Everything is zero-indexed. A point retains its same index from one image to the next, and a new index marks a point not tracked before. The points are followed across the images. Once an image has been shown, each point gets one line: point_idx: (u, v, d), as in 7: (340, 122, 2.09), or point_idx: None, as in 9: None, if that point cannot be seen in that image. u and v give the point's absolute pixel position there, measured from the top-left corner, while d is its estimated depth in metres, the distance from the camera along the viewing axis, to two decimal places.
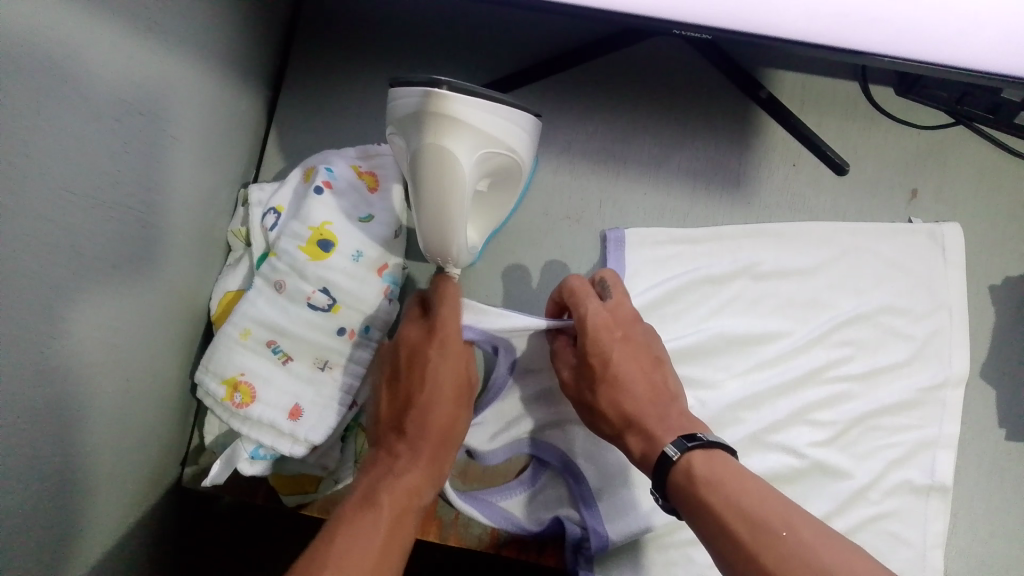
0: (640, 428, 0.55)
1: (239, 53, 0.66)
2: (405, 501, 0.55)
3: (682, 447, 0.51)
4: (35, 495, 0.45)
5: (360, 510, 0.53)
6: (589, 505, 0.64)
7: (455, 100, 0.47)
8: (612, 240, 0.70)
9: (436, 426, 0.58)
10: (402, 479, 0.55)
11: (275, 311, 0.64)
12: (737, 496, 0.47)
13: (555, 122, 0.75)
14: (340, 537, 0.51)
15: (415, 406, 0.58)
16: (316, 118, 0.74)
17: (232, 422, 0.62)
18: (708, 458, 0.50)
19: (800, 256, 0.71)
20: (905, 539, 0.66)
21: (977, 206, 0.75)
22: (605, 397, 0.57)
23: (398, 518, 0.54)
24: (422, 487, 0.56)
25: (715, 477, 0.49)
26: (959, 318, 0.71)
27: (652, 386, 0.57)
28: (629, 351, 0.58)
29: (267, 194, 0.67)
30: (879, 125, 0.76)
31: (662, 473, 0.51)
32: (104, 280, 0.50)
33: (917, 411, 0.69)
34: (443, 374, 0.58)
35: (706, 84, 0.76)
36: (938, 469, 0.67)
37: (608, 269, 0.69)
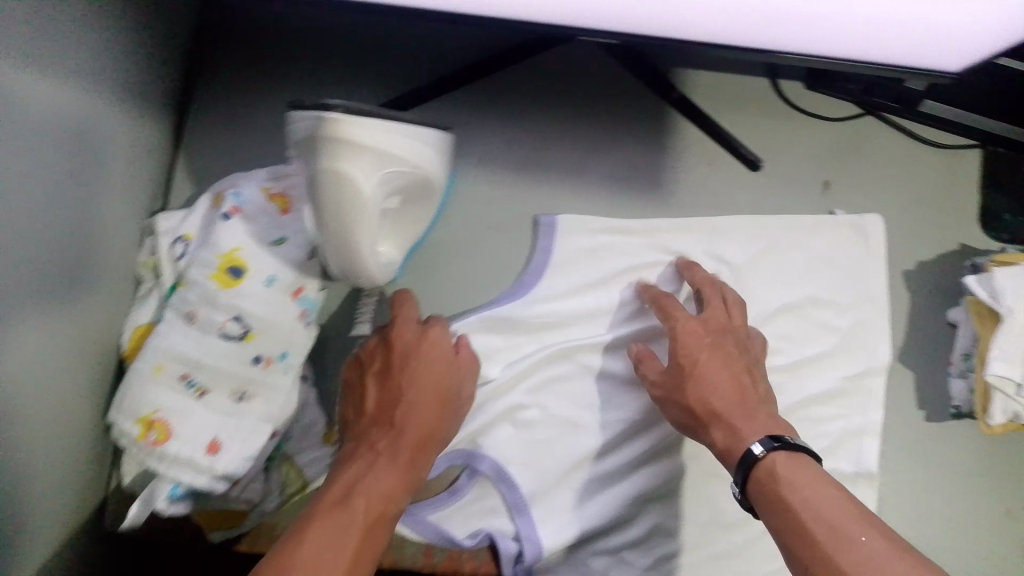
0: (726, 423, 0.57)
1: (139, 78, 0.63)
2: (383, 505, 0.53)
3: (770, 446, 0.54)
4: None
5: (336, 506, 0.51)
6: (524, 514, 0.64)
7: (348, 123, 0.46)
8: (542, 243, 0.70)
9: (418, 426, 0.58)
10: (379, 477, 0.54)
11: (189, 343, 0.61)
12: (814, 499, 0.49)
13: (471, 132, 0.73)
14: (315, 535, 0.49)
15: (392, 411, 0.58)
16: (223, 141, 0.72)
17: (147, 461, 0.59)
18: (788, 463, 0.53)
19: (723, 252, 0.71)
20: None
21: (890, 193, 0.76)
22: (693, 392, 0.60)
23: (370, 522, 0.51)
24: (397, 490, 0.55)
25: (795, 479, 0.51)
26: (880, 307, 0.72)
27: (738, 385, 0.60)
28: (717, 354, 0.61)
29: (175, 222, 0.65)
30: (793, 119, 0.76)
31: (746, 469, 0.54)
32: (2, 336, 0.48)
33: (841, 401, 0.70)
34: (429, 375, 0.60)
35: (617, 85, 0.75)
36: (864, 458, 0.69)
37: (539, 267, 0.70)
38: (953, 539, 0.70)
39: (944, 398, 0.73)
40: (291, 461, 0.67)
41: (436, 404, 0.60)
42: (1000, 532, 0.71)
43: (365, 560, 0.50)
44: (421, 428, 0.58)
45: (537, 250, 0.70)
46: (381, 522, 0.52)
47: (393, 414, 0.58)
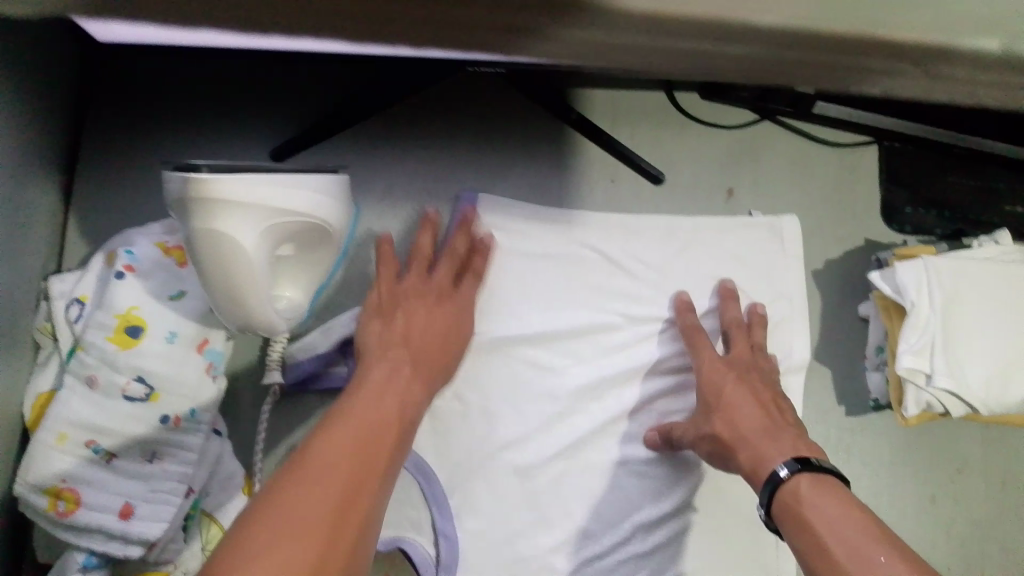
0: (749, 445, 0.57)
1: (24, 142, 0.61)
2: (396, 407, 0.53)
3: (794, 468, 0.53)
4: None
5: (337, 418, 0.50)
6: (443, 512, 0.63)
7: (217, 180, 0.45)
8: (460, 231, 0.69)
9: (434, 357, 0.59)
10: (395, 389, 0.55)
11: (91, 409, 0.59)
12: (832, 519, 0.48)
13: (375, 165, 0.73)
14: (334, 440, 0.48)
15: (426, 317, 0.61)
16: (119, 193, 0.70)
17: (56, 531, 0.58)
18: (809, 485, 0.52)
19: (636, 264, 0.72)
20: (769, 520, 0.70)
21: (794, 195, 0.77)
22: (721, 420, 0.60)
23: (375, 426, 0.51)
24: (404, 389, 0.55)
25: (816, 498, 0.50)
26: (799, 306, 0.73)
27: (766, 414, 0.59)
28: (742, 387, 0.62)
29: (69, 284, 0.64)
30: (692, 130, 0.77)
31: (771, 494, 0.53)
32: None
33: None
34: (448, 314, 0.62)
35: (517, 108, 0.75)
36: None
37: None
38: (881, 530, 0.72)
39: (861, 392, 0.74)
40: (212, 517, 0.65)
41: (447, 348, 0.61)
42: (924, 516, 0.73)
43: (385, 460, 0.50)
44: (430, 345, 0.60)
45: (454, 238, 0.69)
46: (390, 427, 0.52)
47: (400, 324, 0.59)
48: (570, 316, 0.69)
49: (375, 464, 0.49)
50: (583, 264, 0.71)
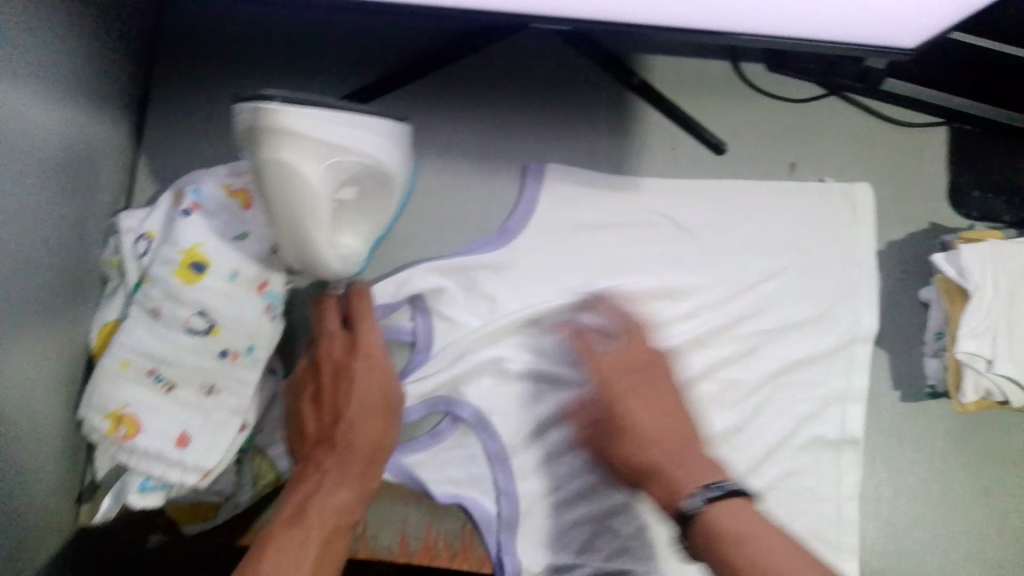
0: (658, 477, 0.55)
1: (99, 79, 0.63)
2: (336, 517, 0.59)
3: (707, 499, 0.51)
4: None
5: (290, 526, 0.57)
6: (502, 463, 0.67)
7: (287, 112, 0.46)
8: (528, 193, 0.72)
9: (366, 441, 0.62)
10: (334, 495, 0.59)
11: (155, 340, 0.62)
12: (761, 558, 0.48)
13: (437, 121, 0.74)
14: (273, 558, 0.55)
15: (361, 433, 0.62)
16: (186, 136, 0.72)
17: (119, 457, 0.61)
18: (739, 512, 0.51)
19: (693, 227, 0.73)
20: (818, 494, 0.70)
21: (858, 173, 0.76)
22: (624, 447, 0.59)
23: (333, 528, 0.58)
24: (351, 505, 0.60)
25: (739, 531, 0.50)
26: (869, 276, 0.73)
27: (666, 429, 0.58)
28: (632, 400, 0.59)
29: (137, 220, 0.65)
30: (754, 101, 0.76)
31: (688, 528, 0.52)
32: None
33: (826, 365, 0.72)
34: (366, 383, 0.63)
35: (575, 73, 0.75)
36: (848, 424, 0.71)
37: (521, 219, 0.72)
38: (932, 515, 0.71)
39: (917, 376, 0.73)
40: (263, 453, 0.67)
41: (375, 413, 0.62)
42: (980, 507, 0.71)
43: (329, 560, 0.57)
44: (365, 445, 0.61)
45: (522, 202, 0.72)
46: (348, 528, 0.59)
47: (336, 433, 0.61)
48: (637, 279, 0.71)
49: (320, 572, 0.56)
50: (648, 231, 0.73)
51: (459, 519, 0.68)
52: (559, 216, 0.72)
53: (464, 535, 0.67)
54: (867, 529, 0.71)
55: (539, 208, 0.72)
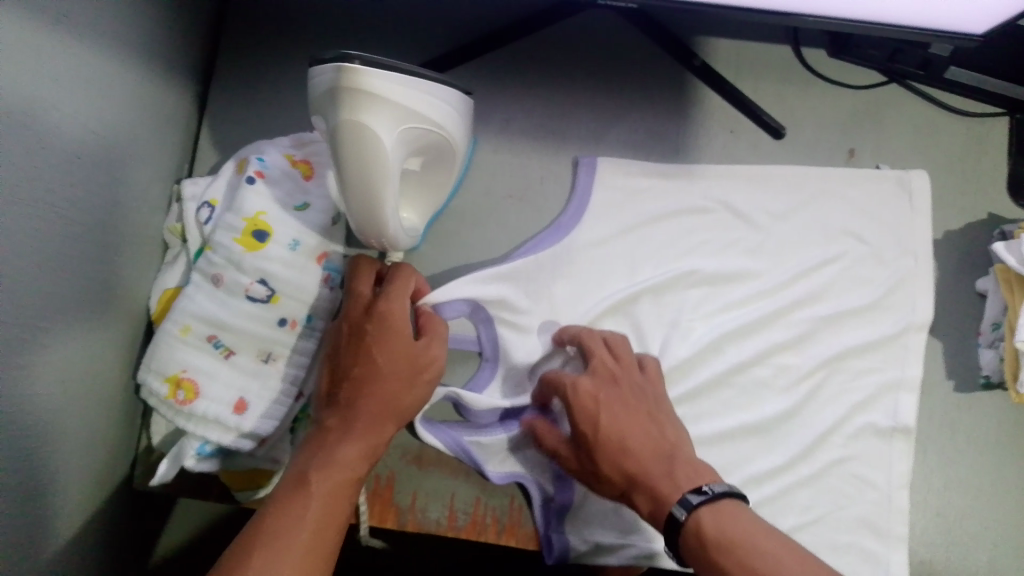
0: (645, 486, 0.55)
1: (168, 45, 0.65)
2: (339, 476, 0.53)
3: (689, 507, 0.52)
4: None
5: (292, 488, 0.52)
6: None
7: (365, 74, 0.46)
8: (583, 180, 0.73)
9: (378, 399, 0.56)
10: (340, 449, 0.54)
11: (215, 305, 0.62)
12: (756, 563, 0.48)
13: (497, 99, 0.75)
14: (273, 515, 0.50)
15: (374, 390, 0.56)
16: (248, 107, 0.73)
17: (176, 420, 0.61)
18: (713, 521, 0.51)
19: (749, 212, 0.73)
20: (871, 482, 0.69)
21: (916, 162, 0.76)
22: (603, 460, 0.57)
23: (334, 489, 0.53)
24: (358, 463, 0.55)
25: (731, 539, 0.50)
26: (923, 264, 0.73)
27: (648, 436, 0.58)
28: (617, 410, 0.59)
29: (201, 187, 0.67)
30: (815, 86, 0.76)
31: (676, 535, 0.52)
32: (36, 289, 0.48)
33: (880, 353, 0.71)
34: (382, 345, 0.57)
35: (638, 54, 0.76)
36: (901, 411, 0.70)
37: (578, 209, 0.72)
38: (984, 509, 0.69)
39: (972, 368, 0.72)
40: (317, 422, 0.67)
41: (395, 374, 0.57)
42: None
43: (331, 522, 0.52)
44: (375, 406, 0.56)
45: (577, 187, 0.73)
46: (352, 487, 0.54)
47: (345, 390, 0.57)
48: (694, 262, 0.71)
49: (319, 534, 0.51)
50: (706, 217, 0.73)
51: (505, 496, 0.68)
52: (617, 204, 0.72)
53: (512, 510, 0.68)
54: (917, 520, 0.69)
55: (594, 197, 0.72)
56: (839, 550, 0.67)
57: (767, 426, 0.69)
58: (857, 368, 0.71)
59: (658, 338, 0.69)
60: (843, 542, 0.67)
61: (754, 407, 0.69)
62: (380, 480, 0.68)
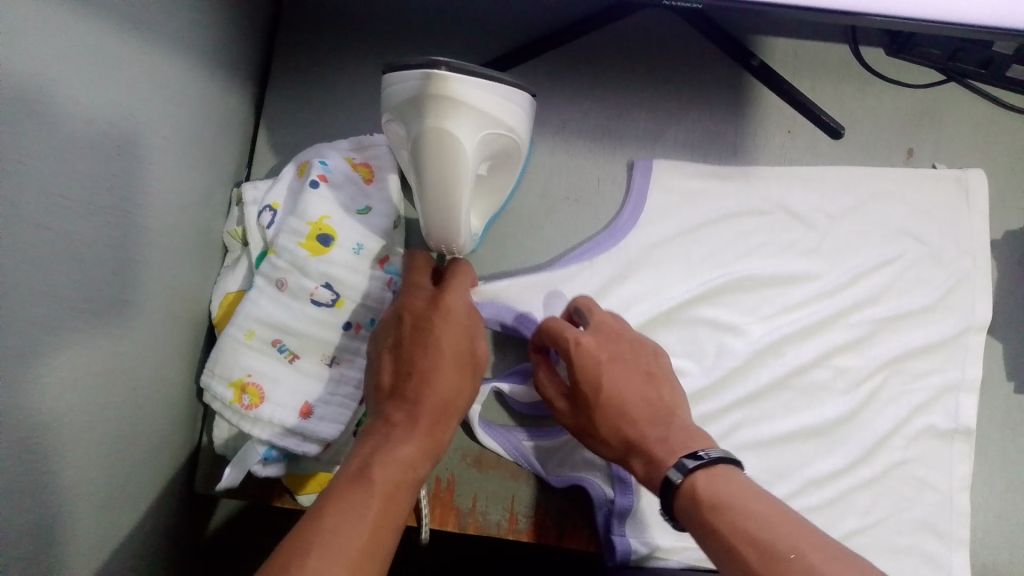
0: (643, 451, 0.54)
1: (227, 51, 0.67)
2: (402, 472, 0.50)
3: (686, 470, 0.50)
4: (38, 506, 0.45)
5: (352, 484, 0.48)
6: None
7: (456, 81, 0.46)
8: (638, 183, 0.73)
9: (440, 394, 0.54)
10: (401, 444, 0.51)
11: (279, 310, 0.62)
12: (744, 522, 0.46)
13: (550, 101, 0.75)
14: (334, 510, 0.46)
15: (434, 389, 0.54)
16: (305, 113, 0.75)
17: (241, 425, 0.61)
18: (706, 482, 0.49)
19: (805, 214, 0.72)
20: (931, 484, 0.68)
21: (975, 161, 0.76)
22: (604, 424, 0.57)
23: (395, 485, 0.49)
24: (418, 461, 0.51)
25: (720, 500, 0.48)
26: (983, 264, 0.72)
27: (646, 398, 0.57)
28: (618, 369, 0.58)
29: (261, 191, 0.66)
30: (873, 86, 0.77)
31: (670, 496, 0.51)
32: (94, 287, 0.49)
33: (939, 354, 0.71)
34: (446, 342, 0.55)
35: (697, 55, 0.77)
36: (961, 412, 0.69)
37: (632, 215, 0.71)
38: None
39: None
40: None
41: (458, 370, 0.55)
42: None
43: (385, 530, 0.47)
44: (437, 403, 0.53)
45: (633, 191, 0.72)
46: (410, 486, 0.50)
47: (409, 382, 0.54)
48: (755, 265, 0.71)
49: (374, 543, 0.46)
50: (763, 219, 0.72)
51: (564, 499, 0.68)
52: (674, 205, 0.72)
53: (571, 513, 0.68)
54: (978, 524, 0.69)
55: (650, 198, 0.72)
56: (902, 554, 0.65)
57: (827, 429, 0.68)
58: (918, 370, 0.70)
59: (720, 343, 0.68)
60: (904, 545, 0.66)
61: (815, 408, 0.68)
62: (441, 484, 0.68)
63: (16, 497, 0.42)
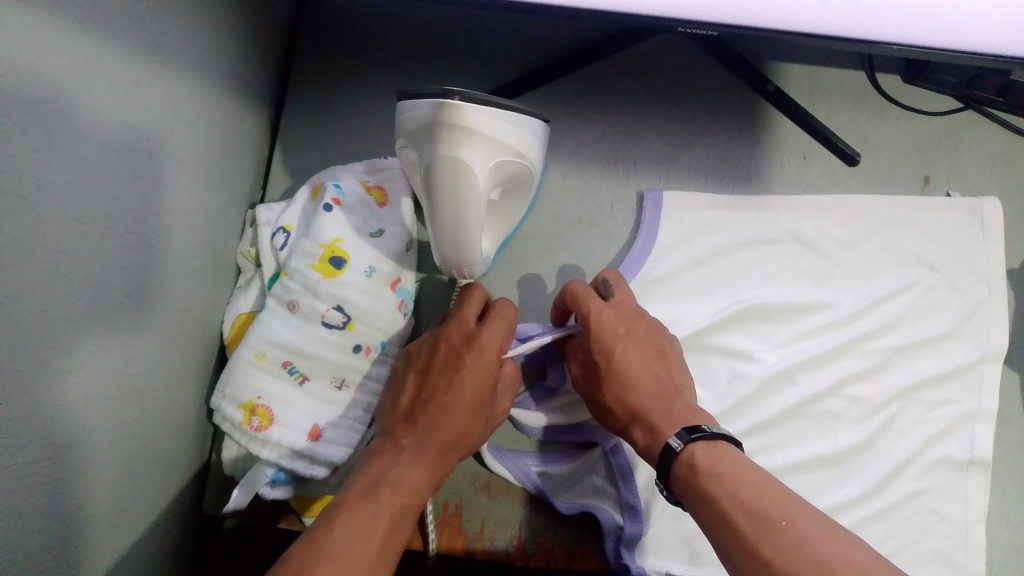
0: (645, 421, 0.55)
1: (244, 73, 0.67)
2: (407, 499, 0.51)
3: (686, 438, 0.51)
4: (50, 527, 0.45)
5: (361, 501, 0.49)
6: (627, 480, 0.66)
7: (467, 110, 0.46)
8: (648, 214, 0.72)
9: (454, 427, 0.55)
10: (410, 471, 0.52)
11: (290, 331, 0.62)
12: (738, 487, 0.47)
13: (563, 125, 0.76)
14: (339, 525, 0.47)
15: (449, 421, 0.55)
16: (320, 133, 0.75)
17: (250, 447, 0.60)
18: (703, 453, 0.50)
19: (820, 240, 0.72)
20: (947, 515, 0.66)
21: (992, 189, 0.76)
22: (610, 392, 0.58)
23: (401, 509, 0.50)
24: (423, 488, 0.52)
25: (716, 469, 0.49)
26: (998, 292, 0.71)
27: (656, 377, 0.58)
28: (633, 345, 0.59)
29: (275, 213, 0.67)
30: (889, 112, 0.77)
31: (668, 465, 0.51)
32: (109, 308, 0.50)
33: (955, 383, 0.69)
34: (470, 378, 0.56)
35: (712, 80, 0.78)
36: (978, 443, 0.68)
37: (645, 244, 0.71)
38: None
39: None
40: None
41: (476, 407, 0.56)
42: None
43: (389, 551, 0.48)
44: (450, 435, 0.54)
45: (643, 222, 0.72)
46: (413, 512, 0.51)
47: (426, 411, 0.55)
48: (768, 291, 0.70)
49: (377, 564, 0.46)
50: (774, 248, 0.72)
51: (574, 526, 0.68)
52: (687, 229, 0.72)
53: (581, 540, 0.67)
54: (994, 556, 0.68)
55: (661, 232, 0.72)
56: None
57: (840, 458, 0.67)
58: (935, 399, 0.69)
59: (732, 368, 0.68)
60: None
61: (828, 437, 0.67)
62: (449, 508, 0.68)
63: (29, 517, 0.43)
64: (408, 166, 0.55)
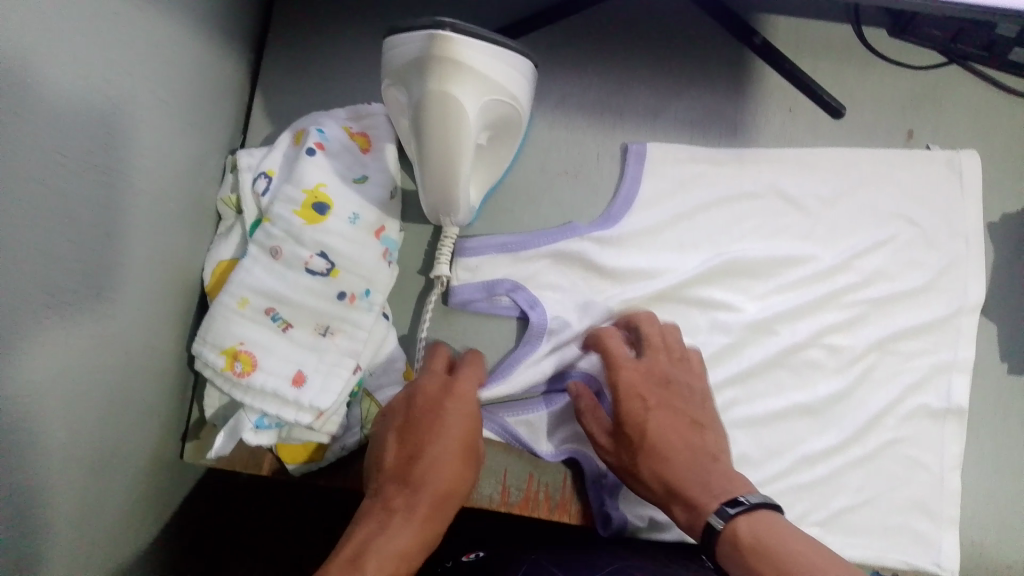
0: (684, 498, 0.54)
1: (224, 14, 0.66)
2: (393, 566, 0.49)
3: (726, 516, 0.50)
4: (35, 466, 0.45)
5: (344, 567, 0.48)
6: None
7: (460, 44, 0.45)
8: (631, 169, 0.72)
9: (442, 481, 0.54)
10: (394, 535, 0.51)
11: (273, 278, 0.61)
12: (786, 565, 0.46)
13: (548, 76, 0.75)
14: None
15: (433, 479, 0.54)
16: (303, 81, 0.74)
17: (232, 393, 0.60)
18: (744, 532, 0.49)
19: (804, 194, 0.72)
20: (923, 463, 0.68)
21: (973, 143, 0.76)
22: (647, 468, 0.56)
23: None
24: (411, 551, 0.51)
25: (759, 547, 0.48)
26: (975, 246, 0.72)
27: (688, 443, 0.56)
28: (667, 415, 0.57)
29: (256, 158, 0.66)
30: (875, 66, 0.77)
31: (710, 544, 0.50)
32: (87, 247, 0.49)
33: (932, 335, 0.70)
34: (453, 425, 0.56)
35: (698, 31, 0.77)
36: (954, 393, 0.69)
37: (627, 197, 0.71)
38: None
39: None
40: (372, 398, 0.66)
41: (461, 457, 0.55)
42: None
43: None
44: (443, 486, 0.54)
45: (626, 178, 0.72)
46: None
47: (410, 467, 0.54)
48: (754, 243, 0.71)
49: None
50: (758, 202, 0.72)
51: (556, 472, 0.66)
52: (671, 181, 0.72)
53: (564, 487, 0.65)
54: (967, 502, 0.69)
55: (643, 187, 0.71)
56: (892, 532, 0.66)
57: (821, 407, 0.67)
58: (914, 349, 0.70)
59: (716, 318, 0.68)
60: (894, 524, 0.66)
61: (808, 387, 0.68)
62: None
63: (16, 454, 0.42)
64: (396, 109, 0.55)
